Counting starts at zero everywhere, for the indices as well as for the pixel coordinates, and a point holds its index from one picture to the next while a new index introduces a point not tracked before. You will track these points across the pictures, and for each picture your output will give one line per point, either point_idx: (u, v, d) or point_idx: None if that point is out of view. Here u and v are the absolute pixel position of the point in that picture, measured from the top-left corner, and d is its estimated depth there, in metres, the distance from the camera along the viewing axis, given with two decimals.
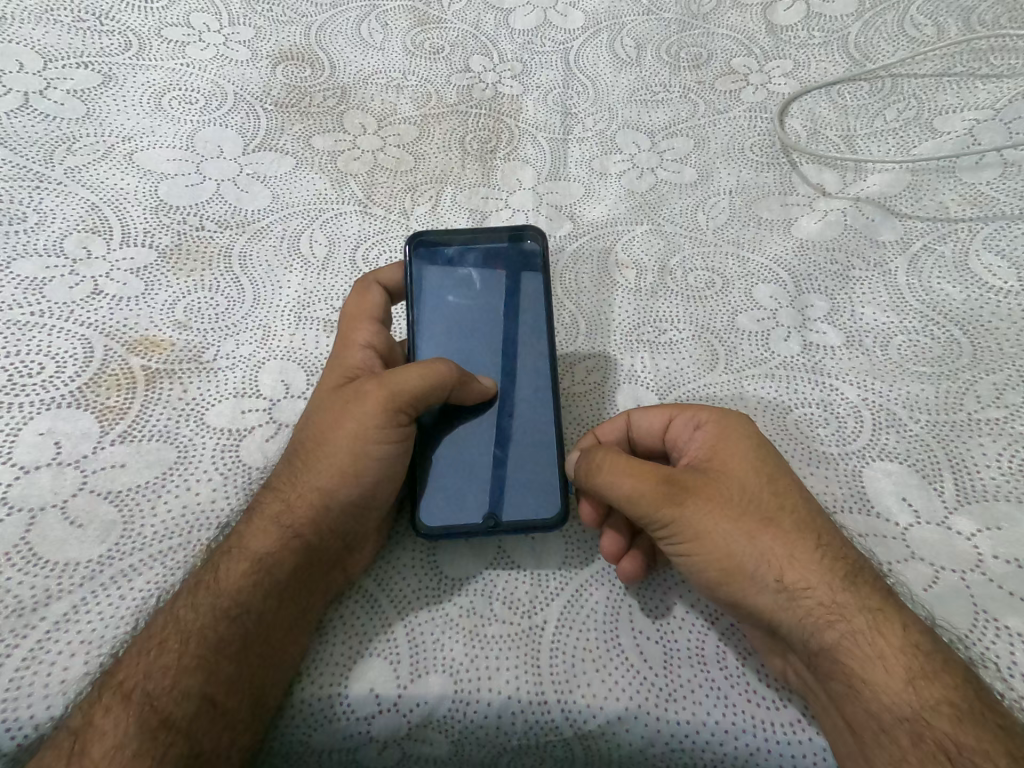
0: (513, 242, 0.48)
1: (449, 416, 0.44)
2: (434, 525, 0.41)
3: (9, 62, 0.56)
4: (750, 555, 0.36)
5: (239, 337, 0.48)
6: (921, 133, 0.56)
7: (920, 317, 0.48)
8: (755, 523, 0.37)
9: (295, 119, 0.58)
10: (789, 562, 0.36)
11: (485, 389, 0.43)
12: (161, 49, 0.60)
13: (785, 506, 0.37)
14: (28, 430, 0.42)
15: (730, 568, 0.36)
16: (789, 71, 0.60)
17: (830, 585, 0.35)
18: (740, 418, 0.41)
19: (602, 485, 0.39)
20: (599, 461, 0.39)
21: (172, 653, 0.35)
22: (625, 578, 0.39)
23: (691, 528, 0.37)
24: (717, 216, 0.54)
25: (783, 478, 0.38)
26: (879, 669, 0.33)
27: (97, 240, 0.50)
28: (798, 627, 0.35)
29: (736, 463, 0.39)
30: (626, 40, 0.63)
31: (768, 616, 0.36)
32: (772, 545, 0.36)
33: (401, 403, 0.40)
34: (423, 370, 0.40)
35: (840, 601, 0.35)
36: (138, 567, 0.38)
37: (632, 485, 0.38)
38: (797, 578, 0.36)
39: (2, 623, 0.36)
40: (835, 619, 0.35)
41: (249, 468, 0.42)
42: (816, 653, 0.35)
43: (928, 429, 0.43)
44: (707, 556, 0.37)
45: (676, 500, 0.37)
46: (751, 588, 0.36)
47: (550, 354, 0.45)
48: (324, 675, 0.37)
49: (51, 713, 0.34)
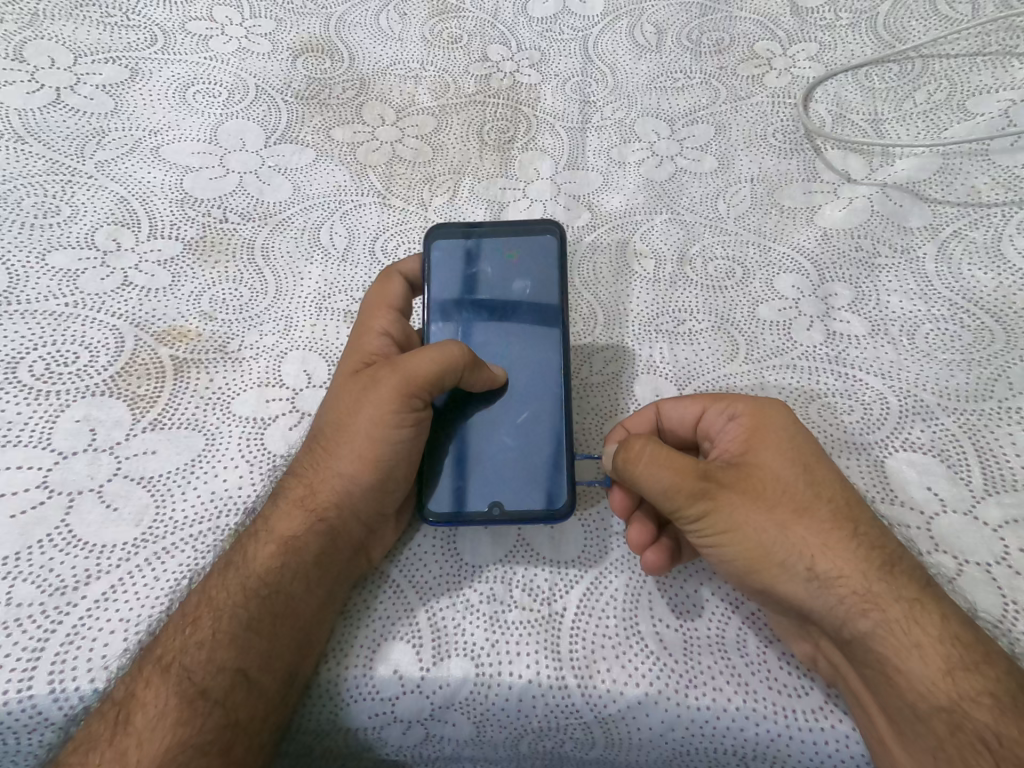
0: (532, 233, 0.48)
1: (461, 404, 0.44)
2: (443, 510, 0.41)
3: (40, 57, 0.58)
4: (782, 545, 0.36)
5: (263, 327, 0.49)
6: (953, 115, 0.54)
7: (950, 305, 0.47)
8: (788, 514, 0.37)
9: (315, 111, 0.59)
10: (821, 551, 0.36)
11: (496, 377, 0.43)
12: (185, 43, 0.60)
13: (821, 496, 0.37)
14: (65, 416, 0.43)
15: (762, 558, 0.36)
16: (814, 55, 0.59)
17: (864, 574, 0.35)
18: (779, 408, 0.40)
19: (635, 476, 0.39)
20: (633, 452, 0.39)
21: (208, 629, 0.36)
22: (649, 569, 0.38)
23: (723, 519, 0.37)
24: (738, 205, 0.53)
25: (821, 469, 0.38)
26: (915, 659, 0.33)
27: (126, 233, 0.51)
28: (831, 615, 0.35)
29: (772, 454, 0.39)
30: (646, 26, 0.62)
31: (799, 605, 0.36)
32: (804, 534, 0.36)
33: (414, 388, 0.41)
34: (438, 355, 0.41)
35: (875, 591, 0.35)
36: (172, 549, 0.39)
37: (666, 477, 0.38)
38: (830, 566, 0.35)
39: (46, 601, 0.37)
40: (869, 609, 0.34)
41: (275, 455, 0.43)
42: (848, 641, 0.35)
43: (956, 418, 0.42)
44: (739, 546, 0.37)
45: (708, 492, 0.38)
46: (781, 577, 0.36)
47: (563, 343, 0.45)
48: (350, 656, 0.37)
49: (95, 687, 0.35)
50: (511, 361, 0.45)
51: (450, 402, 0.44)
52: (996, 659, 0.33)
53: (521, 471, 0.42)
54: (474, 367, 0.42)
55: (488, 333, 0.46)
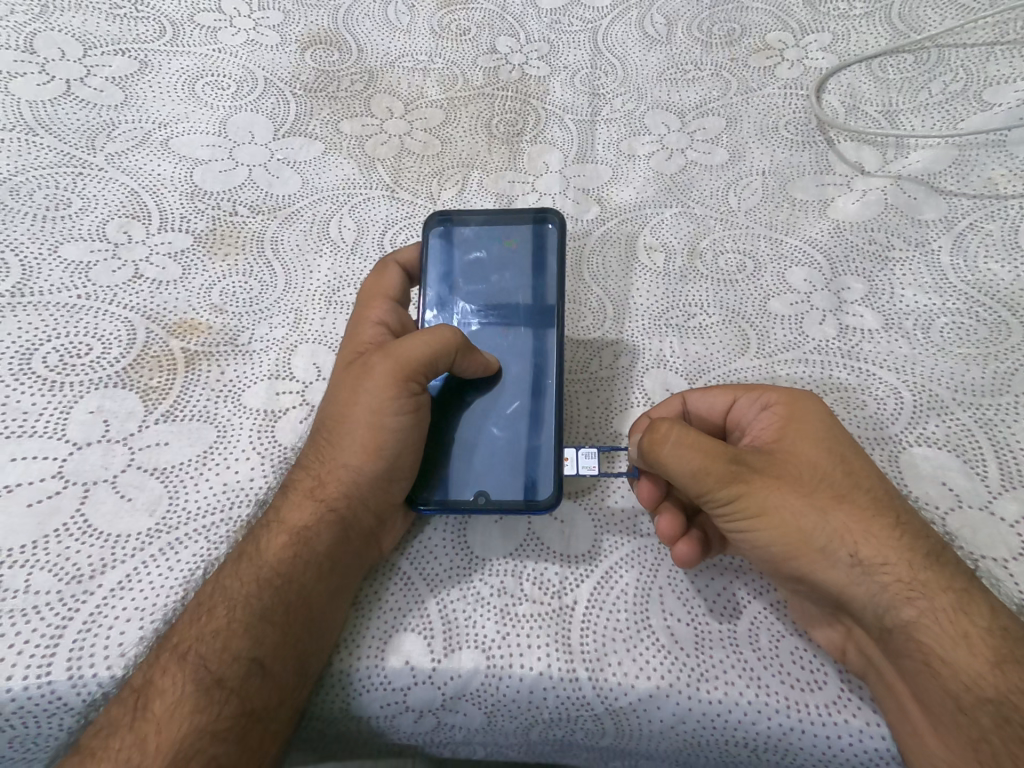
0: (530, 224, 0.48)
1: (458, 392, 0.45)
2: (443, 498, 0.42)
3: (50, 50, 0.58)
4: (822, 531, 0.36)
5: (273, 320, 0.49)
6: (970, 106, 0.54)
7: (965, 298, 0.46)
8: (827, 501, 0.36)
9: (323, 104, 0.58)
10: (864, 537, 0.35)
11: (488, 363, 0.44)
12: (194, 35, 0.60)
13: (860, 485, 0.37)
14: (79, 408, 0.44)
15: (799, 543, 0.36)
16: (827, 45, 0.58)
17: (908, 561, 0.35)
18: (811, 399, 0.40)
19: (663, 459, 0.38)
20: (660, 433, 0.38)
21: (220, 618, 0.36)
22: (680, 561, 0.38)
23: (757, 504, 0.36)
24: (749, 198, 0.53)
25: (857, 460, 0.38)
26: (961, 648, 0.33)
27: (137, 225, 0.51)
28: (872, 602, 0.35)
29: (807, 443, 0.38)
30: (656, 17, 0.62)
31: (839, 592, 0.35)
32: (845, 520, 0.36)
33: (408, 373, 0.41)
34: (431, 337, 0.41)
35: (921, 578, 0.34)
36: (185, 539, 0.40)
37: (695, 459, 0.37)
38: (873, 553, 0.35)
39: (63, 590, 0.37)
40: (915, 596, 0.34)
41: (286, 447, 0.43)
42: (890, 628, 0.34)
43: (972, 413, 0.42)
44: (773, 530, 0.36)
45: (742, 477, 0.37)
46: (821, 564, 0.35)
47: (558, 333, 0.45)
48: (362, 647, 0.38)
49: (113, 674, 0.35)
50: (507, 352, 0.46)
51: (444, 391, 0.45)
52: (1016, 646, 0.33)
53: (520, 456, 0.43)
54: (465, 352, 0.42)
55: (484, 323, 0.47)
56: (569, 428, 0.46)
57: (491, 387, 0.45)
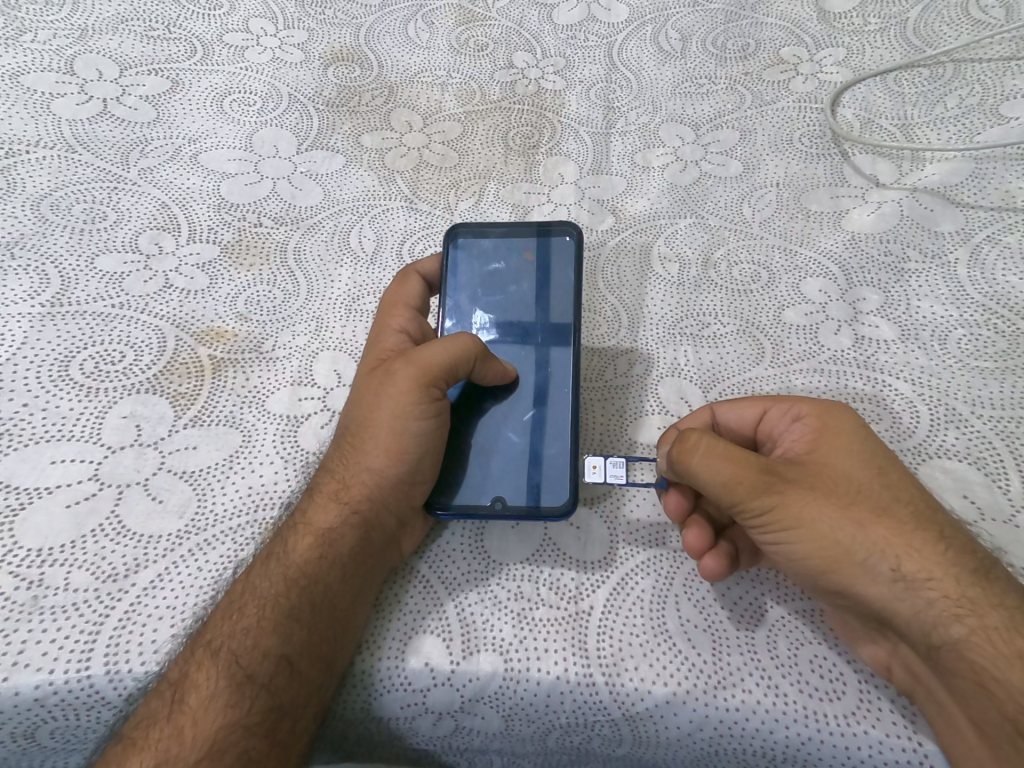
0: (543, 237, 0.49)
1: (476, 399, 0.46)
2: (462, 503, 0.43)
3: (89, 71, 0.60)
4: (861, 544, 0.35)
5: (296, 328, 0.50)
6: (985, 120, 0.54)
7: (982, 310, 0.47)
8: (865, 513, 0.36)
9: (346, 119, 0.60)
10: (907, 552, 0.35)
11: (506, 371, 0.45)
12: (223, 54, 0.63)
13: (899, 497, 0.37)
14: (113, 413, 0.45)
15: (838, 556, 0.36)
16: (841, 60, 0.59)
17: (955, 578, 0.34)
18: (844, 410, 0.40)
19: (692, 469, 0.39)
20: (689, 444, 0.39)
21: (251, 616, 0.37)
22: (706, 574, 0.39)
23: (791, 516, 0.37)
24: (764, 209, 0.53)
25: (895, 471, 0.37)
26: (1016, 670, 0.32)
27: (167, 237, 0.53)
28: (918, 618, 0.34)
29: (842, 454, 0.38)
30: (671, 33, 0.63)
31: (881, 607, 0.35)
32: (884, 533, 0.36)
33: (429, 379, 0.42)
34: (451, 345, 0.42)
35: (969, 596, 0.34)
36: (214, 540, 0.41)
37: (725, 470, 0.38)
38: (916, 568, 0.35)
39: (99, 587, 0.39)
40: (963, 614, 0.34)
41: (309, 452, 0.45)
42: (937, 646, 0.34)
43: (992, 425, 0.42)
44: (809, 542, 0.36)
45: (774, 488, 0.37)
46: (862, 577, 0.35)
47: (573, 342, 0.46)
48: (383, 648, 0.38)
49: (148, 669, 0.36)
50: (522, 361, 0.47)
51: (461, 397, 0.46)
52: None
53: (537, 464, 0.44)
54: (484, 359, 0.43)
55: (500, 332, 0.48)
56: (584, 435, 0.46)
57: (508, 396, 0.46)
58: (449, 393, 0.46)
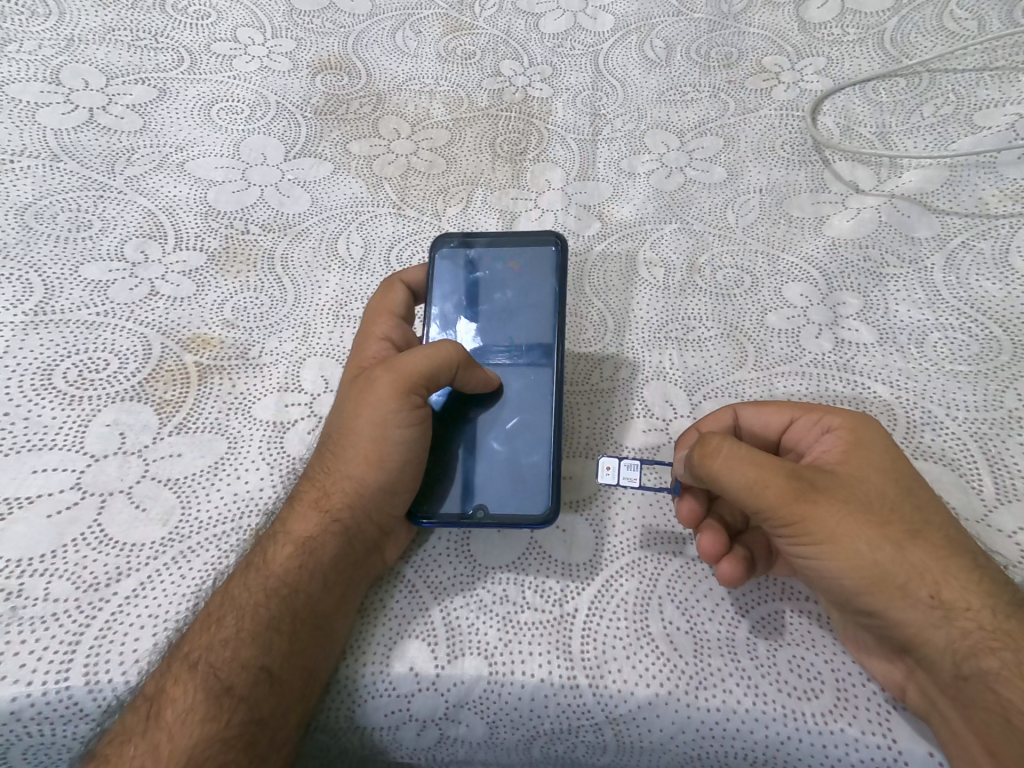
0: (534, 246, 0.49)
1: (459, 405, 0.46)
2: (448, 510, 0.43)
3: (75, 80, 0.60)
4: (897, 564, 0.35)
5: (282, 334, 0.50)
6: (961, 128, 0.55)
7: (957, 315, 0.47)
8: (901, 534, 0.36)
9: (333, 126, 0.61)
10: (945, 578, 0.35)
11: (489, 378, 0.45)
12: (211, 63, 0.63)
13: (932, 523, 0.37)
14: (96, 421, 0.45)
15: (873, 574, 0.35)
16: (821, 69, 0.60)
17: (992, 610, 0.34)
18: (873, 426, 0.40)
19: (717, 474, 0.38)
20: (711, 447, 0.39)
21: (231, 627, 0.37)
22: (724, 580, 0.39)
23: (825, 528, 0.36)
24: (746, 215, 0.54)
25: (925, 496, 0.38)
26: None
27: (153, 245, 0.53)
28: (951, 648, 0.34)
29: (873, 471, 0.38)
30: (655, 41, 0.64)
31: (914, 630, 0.35)
32: (921, 556, 0.35)
33: (411, 387, 0.42)
34: (432, 353, 0.42)
35: (1004, 629, 0.34)
36: (197, 549, 0.41)
37: (753, 475, 0.37)
38: (955, 596, 0.35)
39: (80, 598, 0.39)
40: (998, 647, 0.34)
41: (294, 458, 0.45)
42: (965, 676, 0.34)
43: (966, 426, 0.43)
44: (842, 556, 0.35)
45: (809, 498, 0.36)
46: (896, 599, 0.35)
47: (555, 348, 0.46)
48: (367, 654, 0.39)
49: (127, 681, 0.36)
50: (506, 369, 0.47)
51: (445, 404, 0.46)
52: None
53: (520, 472, 0.44)
54: (466, 367, 0.43)
55: (484, 340, 0.48)
56: (571, 439, 0.46)
57: (488, 402, 0.46)
58: (432, 399, 0.46)
